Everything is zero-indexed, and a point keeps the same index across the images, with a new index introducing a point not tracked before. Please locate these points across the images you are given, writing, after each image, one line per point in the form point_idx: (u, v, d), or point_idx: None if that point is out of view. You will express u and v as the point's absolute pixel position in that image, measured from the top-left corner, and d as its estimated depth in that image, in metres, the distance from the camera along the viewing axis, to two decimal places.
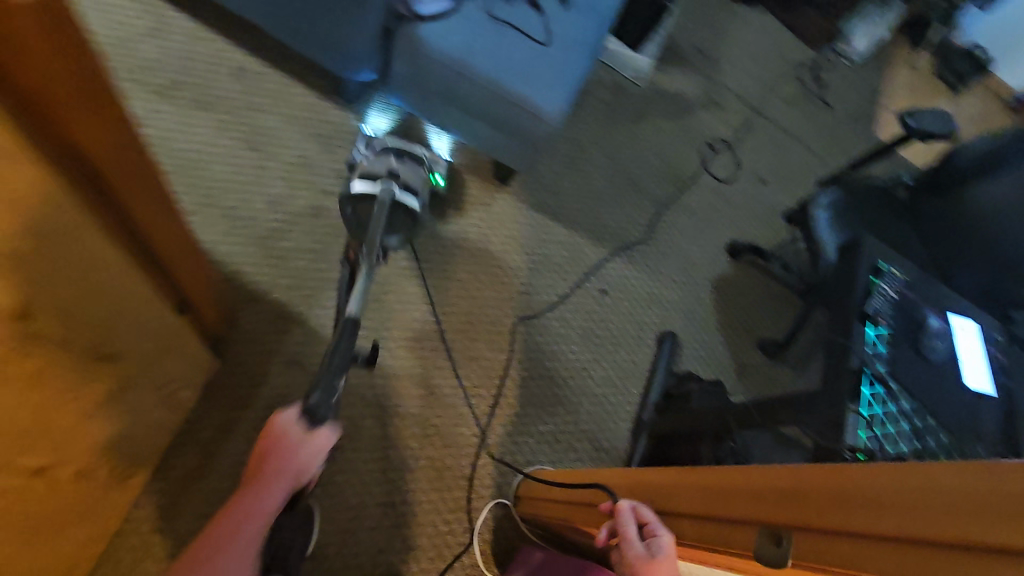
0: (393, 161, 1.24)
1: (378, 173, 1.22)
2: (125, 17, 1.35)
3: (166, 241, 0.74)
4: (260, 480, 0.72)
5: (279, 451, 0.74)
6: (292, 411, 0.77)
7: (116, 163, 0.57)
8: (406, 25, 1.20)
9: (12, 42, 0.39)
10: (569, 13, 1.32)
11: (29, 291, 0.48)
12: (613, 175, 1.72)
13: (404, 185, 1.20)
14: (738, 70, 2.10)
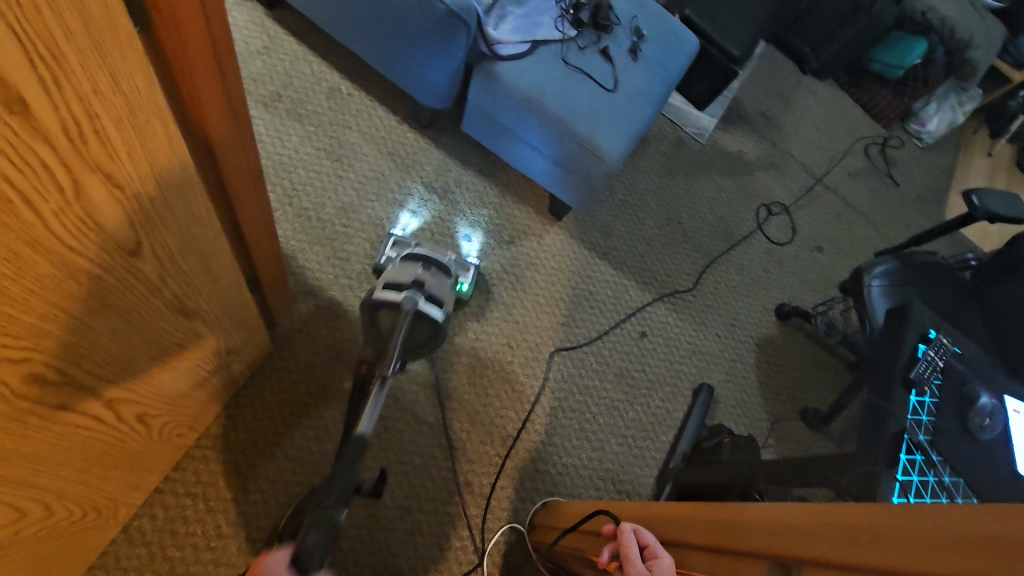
0: (419, 270, 1.19)
1: (402, 283, 1.13)
2: (245, 35, 1.54)
3: (247, 212, 0.82)
4: None
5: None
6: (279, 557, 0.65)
7: (219, 130, 0.65)
8: (486, 62, 1.31)
9: (170, 16, 0.48)
10: (637, 65, 1.39)
11: (144, 232, 0.56)
12: (665, 224, 1.76)
13: (430, 294, 1.12)
14: (803, 139, 2.12)
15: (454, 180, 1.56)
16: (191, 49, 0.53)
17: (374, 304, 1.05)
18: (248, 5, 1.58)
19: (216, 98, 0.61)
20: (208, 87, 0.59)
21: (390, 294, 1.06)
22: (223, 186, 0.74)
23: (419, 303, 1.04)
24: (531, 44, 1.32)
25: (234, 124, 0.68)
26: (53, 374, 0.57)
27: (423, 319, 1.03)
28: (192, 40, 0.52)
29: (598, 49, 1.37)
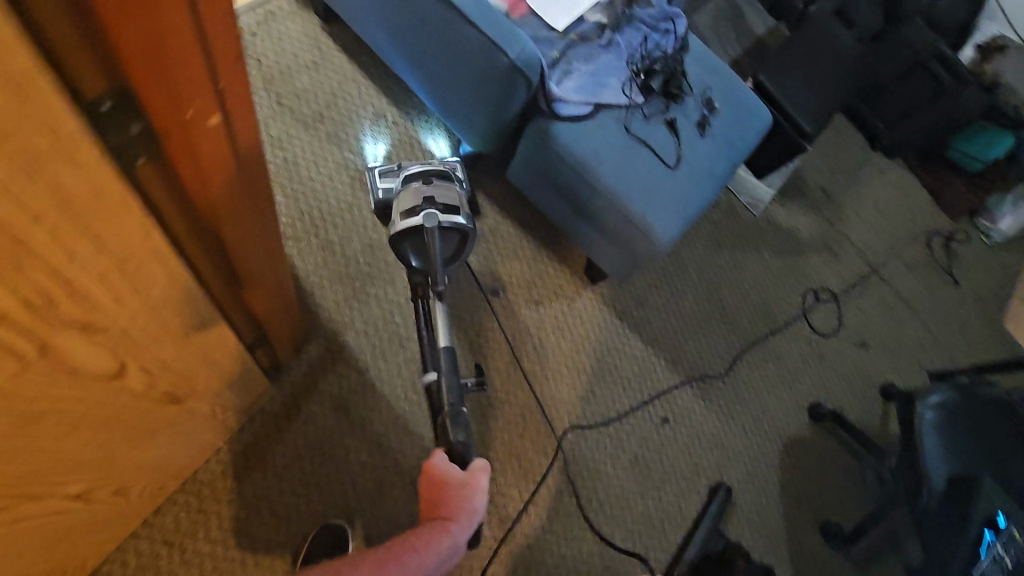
0: (423, 187, 1.13)
1: (415, 205, 1.10)
2: (294, 48, 1.45)
3: (261, 292, 0.74)
4: (445, 518, 0.83)
5: (446, 494, 0.86)
6: (442, 456, 0.90)
7: (241, 237, 0.56)
8: (542, 119, 1.21)
9: (196, 155, 0.40)
10: (704, 141, 1.28)
11: (129, 359, 0.48)
12: (705, 300, 1.65)
13: (446, 205, 1.10)
14: (864, 221, 1.97)
15: (489, 226, 1.47)
16: (217, 172, 0.44)
17: (399, 236, 1.07)
18: (302, 14, 1.49)
19: (243, 208, 0.52)
20: (234, 201, 0.50)
21: (409, 222, 1.06)
22: (235, 280, 0.65)
23: (438, 217, 1.05)
24: (595, 106, 1.22)
25: (258, 223, 0.59)
26: (7, 498, 0.50)
27: (450, 229, 1.07)
28: (219, 162, 0.43)
29: (665, 120, 1.26)
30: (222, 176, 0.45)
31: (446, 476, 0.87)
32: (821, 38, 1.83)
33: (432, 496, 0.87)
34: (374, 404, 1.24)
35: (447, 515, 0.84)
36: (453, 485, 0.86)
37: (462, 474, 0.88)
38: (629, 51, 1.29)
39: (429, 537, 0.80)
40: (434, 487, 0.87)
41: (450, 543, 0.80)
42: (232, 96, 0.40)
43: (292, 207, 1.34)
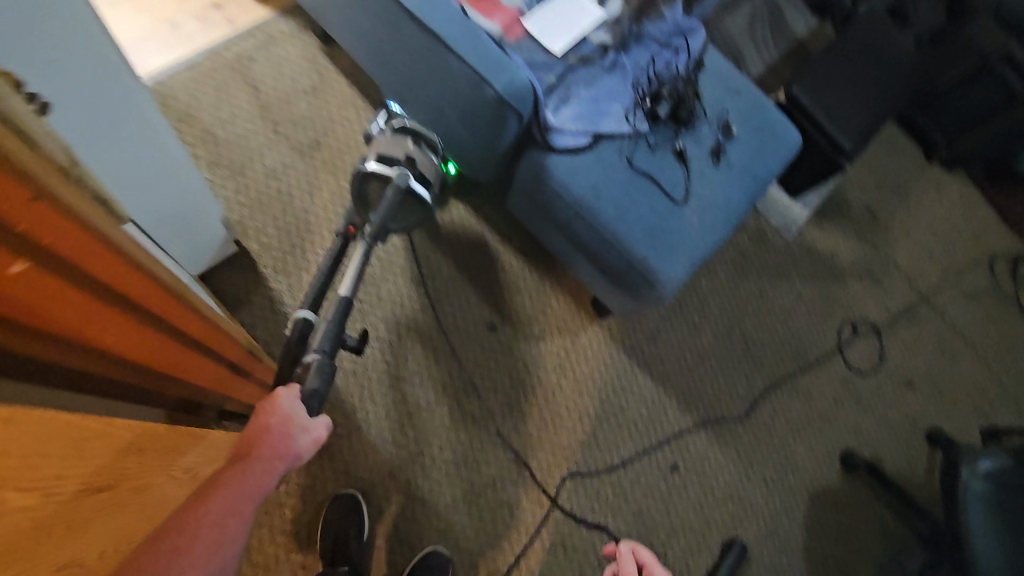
0: (410, 140, 1.09)
1: (393, 154, 1.06)
2: (292, 74, 1.41)
3: (175, 358, 0.70)
4: (258, 456, 0.76)
5: (283, 427, 0.81)
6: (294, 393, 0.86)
7: (95, 322, 0.50)
8: (536, 151, 1.12)
9: None
10: (718, 172, 1.16)
11: None
12: (725, 335, 1.52)
13: (420, 172, 1.07)
14: (916, 244, 1.77)
15: (490, 257, 1.40)
16: (41, 289, 0.41)
17: (368, 175, 1.03)
18: (302, 37, 1.45)
19: (96, 306, 0.49)
20: (81, 299, 0.46)
21: (384, 169, 1.02)
22: (134, 357, 0.61)
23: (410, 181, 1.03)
24: (594, 136, 1.11)
25: (128, 308, 0.55)
26: None
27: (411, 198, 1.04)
28: (40, 283, 0.40)
29: (673, 150, 1.15)
30: (51, 290, 0.42)
31: (292, 413, 0.84)
32: (869, 42, 1.64)
33: (269, 424, 0.81)
34: (360, 449, 1.22)
35: (269, 450, 0.78)
36: (294, 423, 0.83)
37: (306, 419, 0.85)
38: (633, 74, 1.17)
39: (238, 473, 0.72)
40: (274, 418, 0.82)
41: (259, 480, 0.73)
42: (29, 223, 0.36)
43: (282, 241, 1.30)
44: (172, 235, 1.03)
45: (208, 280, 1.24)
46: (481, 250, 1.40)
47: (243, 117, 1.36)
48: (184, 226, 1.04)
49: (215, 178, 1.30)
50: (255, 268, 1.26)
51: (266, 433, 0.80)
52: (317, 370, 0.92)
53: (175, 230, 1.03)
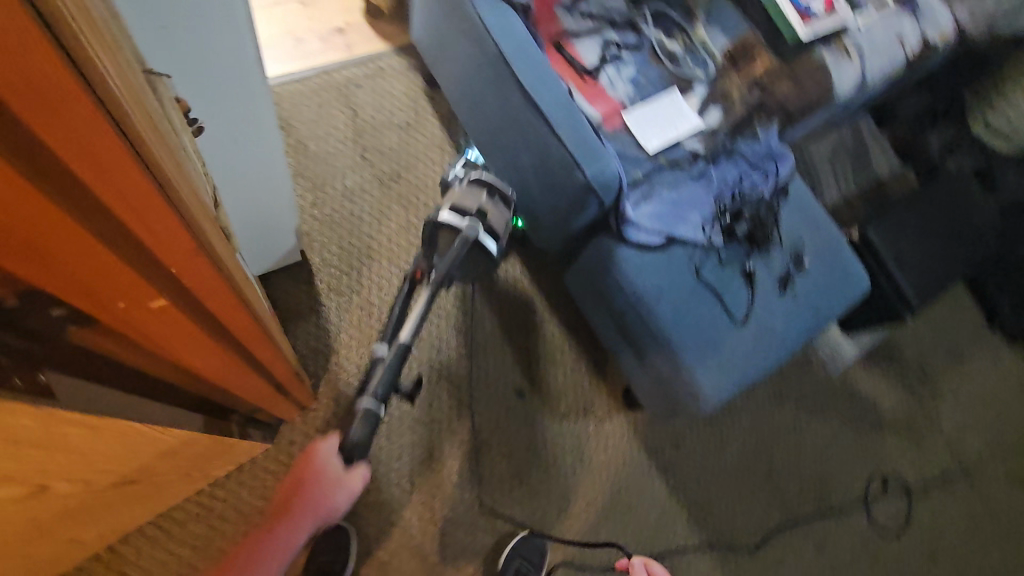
0: (484, 196, 1.07)
1: (466, 207, 1.05)
2: (391, 107, 1.47)
3: (236, 382, 0.67)
4: (294, 510, 0.87)
5: (316, 482, 0.89)
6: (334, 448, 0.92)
7: (181, 345, 0.47)
8: (607, 239, 1.13)
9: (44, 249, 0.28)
10: (782, 301, 1.16)
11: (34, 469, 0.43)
12: (750, 457, 1.48)
13: (490, 227, 1.05)
14: (966, 410, 1.70)
15: (533, 323, 1.40)
16: (165, 322, 0.42)
17: (436, 224, 1.03)
18: (410, 74, 1.51)
19: (205, 342, 0.50)
20: (196, 335, 0.47)
21: (454, 219, 1.01)
22: (212, 381, 0.61)
23: (479, 232, 1.02)
24: (668, 239, 1.12)
25: (234, 346, 0.56)
26: None
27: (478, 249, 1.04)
28: (150, 307, 0.38)
29: (742, 270, 1.15)
30: (159, 316, 0.40)
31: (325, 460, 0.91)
32: (952, 201, 1.63)
33: (309, 475, 0.90)
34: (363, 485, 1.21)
35: (302, 504, 0.88)
36: (328, 477, 0.89)
37: (342, 470, 0.91)
38: (719, 186, 1.19)
39: (275, 529, 0.86)
40: (315, 469, 0.91)
41: (289, 537, 0.86)
42: (180, 264, 0.38)
43: (342, 261, 1.33)
44: (247, 238, 1.04)
45: (265, 283, 1.27)
46: (527, 314, 1.40)
47: (336, 137, 1.42)
48: (265, 227, 1.03)
49: (297, 188, 1.36)
50: (311, 282, 1.30)
51: (306, 484, 0.89)
52: (361, 420, 0.91)
53: (256, 232, 1.03)
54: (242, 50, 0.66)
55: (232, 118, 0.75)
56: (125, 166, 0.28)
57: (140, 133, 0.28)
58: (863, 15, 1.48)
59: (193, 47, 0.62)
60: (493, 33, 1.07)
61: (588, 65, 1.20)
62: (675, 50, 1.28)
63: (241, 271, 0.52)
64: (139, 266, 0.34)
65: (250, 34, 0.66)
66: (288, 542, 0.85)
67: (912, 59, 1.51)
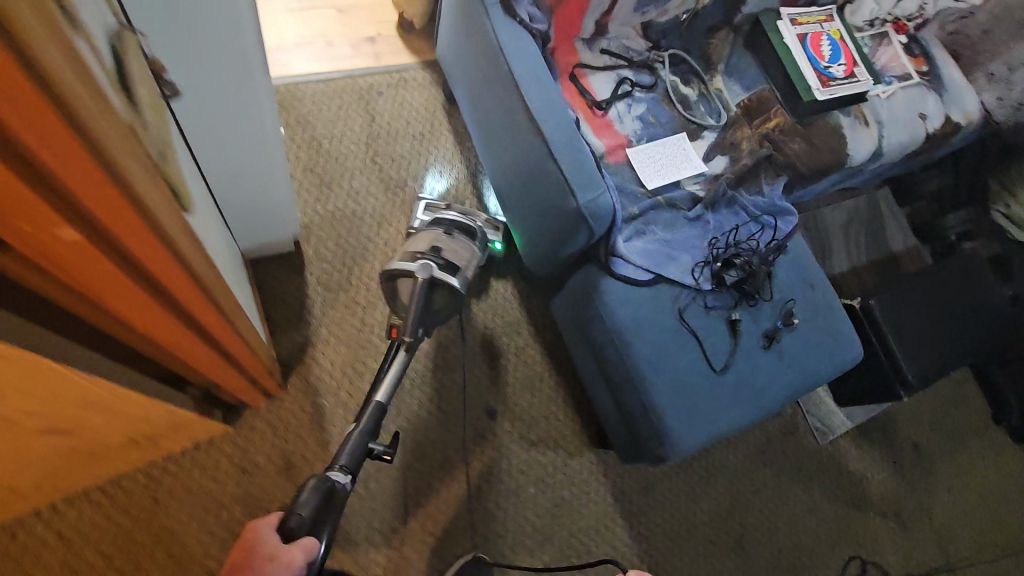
0: (438, 237, 1.15)
1: (420, 250, 1.11)
2: (409, 117, 1.51)
3: (184, 347, 0.67)
4: None
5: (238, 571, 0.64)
6: (268, 525, 0.71)
7: (104, 287, 0.47)
8: (594, 269, 1.12)
9: None
10: (765, 356, 1.13)
11: None
12: (721, 517, 1.42)
13: (446, 261, 1.09)
14: (960, 504, 1.62)
15: (516, 345, 1.39)
16: (87, 264, 0.43)
17: (391, 274, 1.08)
18: (432, 88, 1.55)
19: (133, 294, 0.50)
20: (126, 288, 0.48)
21: (403, 266, 1.06)
22: (154, 338, 0.62)
23: (434, 271, 1.05)
24: (655, 276, 1.11)
25: (174, 309, 0.57)
26: None
27: (438, 286, 1.06)
28: (67, 240, 0.39)
29: (726, 319, 1.13)
30: (78, 250, 0.41)
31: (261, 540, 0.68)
32: (962, 283, 1.59)
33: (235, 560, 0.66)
34: None
35: None
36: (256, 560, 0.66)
37: (276, 546, 0.67)
38: (713, 233, 1.18)
39: None
40: (241, 551, 0.67)
41: None
42: (105, 214, 0.39)
43: (335, 257, 1.35)
44: (240, 219, 1.06)
45: (258, 267, 1.29)
46: (511, 336, 1.39)
47: (351, 138, 1.45)
48: (258, 210, 1.06)
49: (304, 182, 1.39)
50: (301, 273, 1.31)
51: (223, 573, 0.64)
52: (313, 492, 0.77)
53: (249, 213, 1.06)
54: (242, 29, 0.68)
55: (227, 94, 0.77)
56: (40, 112, 0.29)
57: (57, 78, 0.29)
58: (885, 86, 1.48)
59: (190, 17, 0.64)
60: (506, 54, 1.08)
61: (600, 98, 1.21)
62: (688, 96, 1.29)
63: (192, 239, 0.53)
64: (55, 201, 0.35)
65: (251, 14, 0.67)
66: None
67: (933, 135, 1.50)
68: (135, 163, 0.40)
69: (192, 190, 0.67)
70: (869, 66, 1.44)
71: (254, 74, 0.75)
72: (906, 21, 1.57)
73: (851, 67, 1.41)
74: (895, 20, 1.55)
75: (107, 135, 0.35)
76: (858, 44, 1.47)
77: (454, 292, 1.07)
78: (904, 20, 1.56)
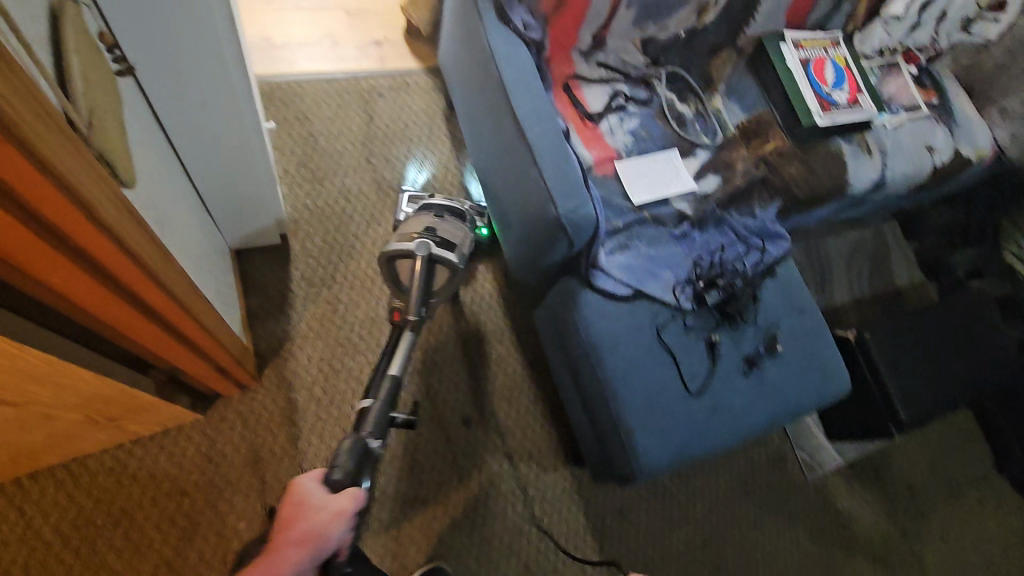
0: (432, 218, 1.15)
1: (415, 229, 1.12)
2: (408, 120, 1.52)
3: (133, 330, 0.67)
4: (276, 551, 0.72)
5: (296, 519, 0.74)
6: (307, 481, 0.79)
7: (35, 262, 0.46)
8: (574, 281, 1.10)
9: None
10: (744, 381, 1.09)
11: None
12: (697, 546, 1.38)
13: (443, 238, 1.10)
14: (953, 553, 1.54)
15: (496, 353, 1.37)
16: (7, 240, 0.42)
17: (390, 255, 1.08)
18: (433, 93, 1.57)
19: (69, 270, 0.49)
20: (63, 265, 0.48)
21: (402, 245, 1.06)
22: (99, 318, 0.62)
23: (431, 248, 1.06)
24: (635, 292, 1.09)
25: (116, 289, 0.56)
26: None
27: (436, 262, 1.07)
28: None
29: (706, 340, 1.10)
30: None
31: (311, 495, 0.77)
32: (965, 321, 1.53)
33: (286, 512, 0.75)
34: (283, 477, 1.18)
35: (286, 544, 0.72)
36: (309, 509, 0.75)
37: (325, 497, 0.77)
38: (699, 253, 1.16)
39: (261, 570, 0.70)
40: (292, 504, 0.76)
41: None
42: (24, 189, 0.38)
43: (321, 253, 1.35)
44: (225, 209, 1.07)
45: (243, 259, 1.30)
46: (493, 344, 1.37)
47: (348, 137, 1.47)
48: (241, 202, 1.07)
49: (297, 178, 1.40)
50: (286, 267, 1.32)
51: (283, 520, 0.74)
52: (349, 453, 0.83)
53: (232, 205, 1.07)
54: (212, 21, 0.69)
55: (202, 85, 0.78)
56: None
57: None
58: (892, 116, 1.45)
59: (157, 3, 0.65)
60: (497, 61, 1.08)
61: (592, 110, 1.21)
62: (683, 113, 1.28)
63: (132, 217, 0.52)
64: None
65: (221, 7, 0.68)
66: None
67: (941, 168, 1.46)
68: (58, 141, 0.39)
69: (149, 174, 0.67)
70: (874, 94, 1.42)
71: (230, 67, 0.76)
72: (918, 52, 1.55)
73: (854, 94, 1.38)
74: (906, 50, 1.54)
75: (13, 105, 0.34)
76: (864, 72, 1.45)
77: (453, 267, 1.07)
78: (915, 51, 1.55)
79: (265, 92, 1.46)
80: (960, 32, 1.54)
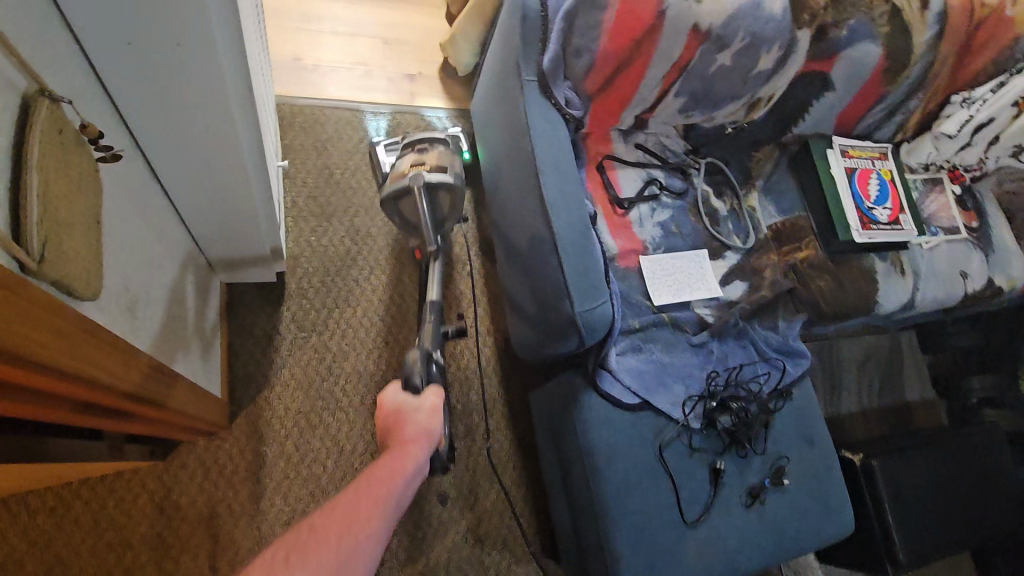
0: (417, 154, 1.07)
1: (403, 168, 1.04)
2: None
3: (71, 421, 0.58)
4: (400, 445, 0.74)
5: (402, 420, 0.80)
6: (392, 391, 0.84)
7: None
8: (578, 379, 1.02)
9: None
10: (744, 515, 1.02)
11: None
12: None
13: (434, 166, 1.02)
14: None
15: (484, 425, 1.29)
16: None
17: (389, 195, 1.00)
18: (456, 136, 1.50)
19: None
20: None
21: (396, 185, 0.99)
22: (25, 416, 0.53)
23: (426, 176, 0.99)
24: (643, 402, 1.01)
25: (42, 400, 0.47)
26: None
27: (438, 186, 1.00)
28: None
29: (710, 465, 1.02)
30: None
31: (404, 402, 0.82)
32: (977, 456, 1.46)
33: (387, 425, 0.81)
34: (238, 537, 1.09)
35: (405, 439, 0.76)
36: (409, 410, 0.80)
37: (417, 398, 0.82)
38: (714, 365, 1.09)
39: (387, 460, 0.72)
40: (390, 418, 0.81)
41: (416, 462, 0.72)
42: None
43: (317, 294, 1.27)
44: (215, 246, 1.00)
45: (235, 292, 1.22)
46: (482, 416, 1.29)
47: (364, 173, 1.40)
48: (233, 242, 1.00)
49: (304, 210, 1.33)
50: (278, 306, 1.24)
51: (393, 426, 0.79)
52: (418, 362, 0.85)
53: (218, 241, 0.98)
54: (218, 71, 0.63)
55: (205, 132, 0.72)
56: None
57: None
58: (930, 236, 1.39)
59: (161, 62, 0.61)
60: (531, 135, 1.00)
61: (623, 195, 1.14)
62: (717, 209, 1.23)
63: (75, 334, 0.44)
64: None
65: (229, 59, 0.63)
66: (418, 462, 0.72)
67: (972, 297, 1.39)
68: None
69: (115, 248, 0.59)
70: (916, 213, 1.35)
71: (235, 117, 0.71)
72: (964, 170, 1.48)
73: (897, 213, 1.32)
74: (952, 167, 1.47)
75: None
76: (908, 187, 1.39)
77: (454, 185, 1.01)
78: (961, 169, 1.47)
79: (286, 113, 1.39)
80: (1010, 158, 1.38)
